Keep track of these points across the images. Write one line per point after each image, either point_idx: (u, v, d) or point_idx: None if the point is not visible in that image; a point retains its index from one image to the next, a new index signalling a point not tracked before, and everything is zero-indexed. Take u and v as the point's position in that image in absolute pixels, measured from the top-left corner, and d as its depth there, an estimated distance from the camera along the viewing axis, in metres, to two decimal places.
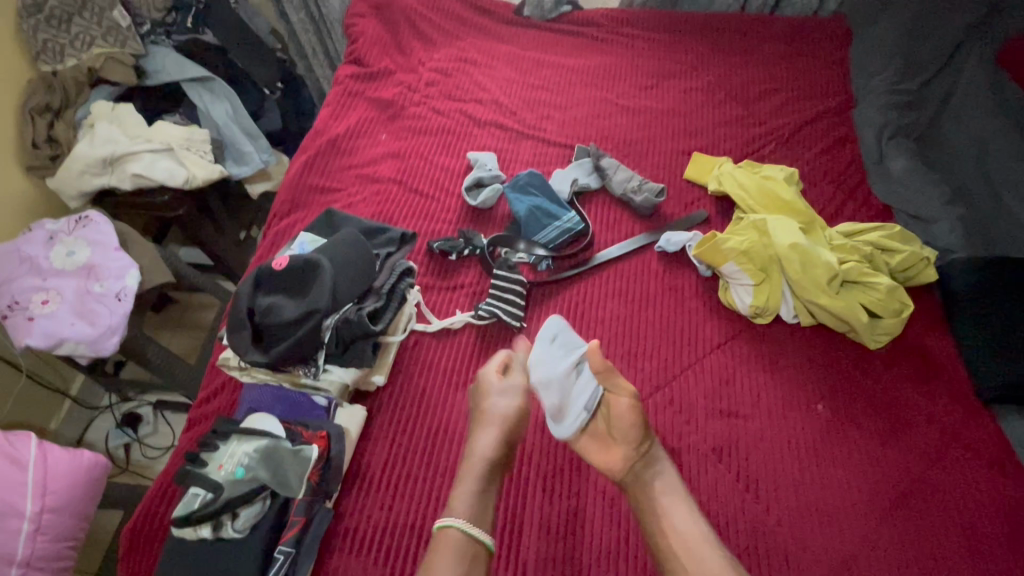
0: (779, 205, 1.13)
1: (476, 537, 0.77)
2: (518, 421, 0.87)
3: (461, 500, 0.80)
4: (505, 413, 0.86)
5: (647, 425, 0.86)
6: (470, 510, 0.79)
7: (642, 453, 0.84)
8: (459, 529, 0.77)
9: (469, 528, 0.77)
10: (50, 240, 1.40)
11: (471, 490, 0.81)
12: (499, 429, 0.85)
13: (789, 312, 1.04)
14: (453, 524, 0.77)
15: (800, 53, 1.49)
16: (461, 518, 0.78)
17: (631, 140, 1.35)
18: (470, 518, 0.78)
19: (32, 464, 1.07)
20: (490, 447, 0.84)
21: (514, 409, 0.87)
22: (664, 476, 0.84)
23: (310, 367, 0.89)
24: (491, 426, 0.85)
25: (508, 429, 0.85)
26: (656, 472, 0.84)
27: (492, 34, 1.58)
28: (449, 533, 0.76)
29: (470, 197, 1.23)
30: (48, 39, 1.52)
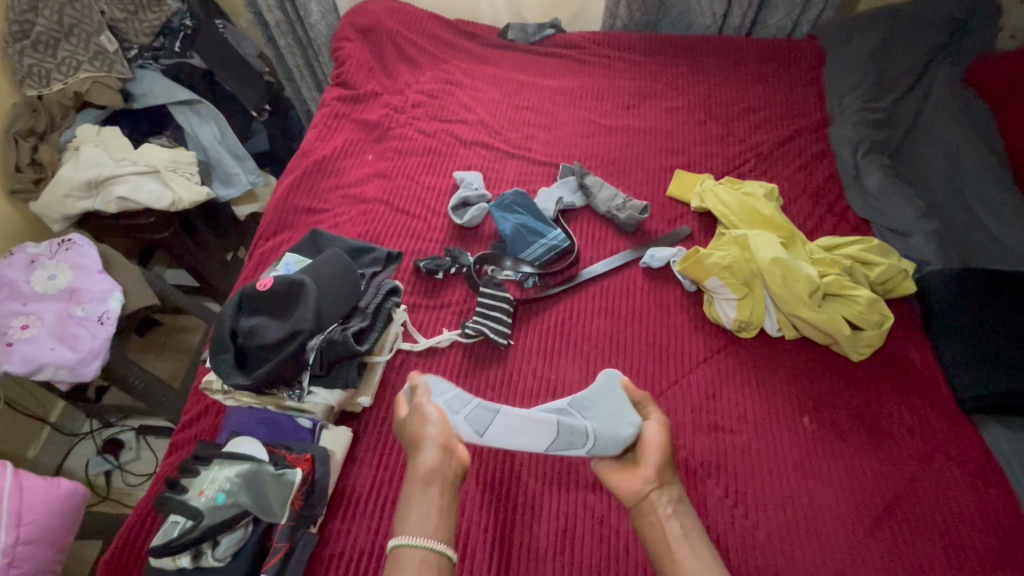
0: (760, 219, 1.14)
1: (424, 546, 0.71)
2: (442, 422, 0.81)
3: (412, 518, 0.74)
4: (432, 418, 0.81)
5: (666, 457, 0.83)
6: (421, 522, 0.73)
7: (662, 477, 0.81)
8: (414, 546, 0.71)
9: (420, 540, 0.71)
10: (31, 264, 1.38)
11: (417, 500, 0.75)
12: (432, 438, 0.79)
13: (773, 326, 1.05)
14: (403, 543, 0.71)
15: (776, 73, 1.54)
16: (412, 534, 0.72)
17: (614, 159, 1.37)
18: (419, 529, 0.73)
19: (8, 494, 1.04)
20: (430, 457, 0.78)
21: (438, 412, 0.82)
22: (683, 506, 0.79)
23: (294, 390, 0.88)
24: (429, 442, 0.79)
25: (443, 434, 0.80)
26: (678, 500, 0.80)
27: (477, 56, 1.61)
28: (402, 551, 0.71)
29: (456, 215, 1.24)
30: (34, 64, 1.51)
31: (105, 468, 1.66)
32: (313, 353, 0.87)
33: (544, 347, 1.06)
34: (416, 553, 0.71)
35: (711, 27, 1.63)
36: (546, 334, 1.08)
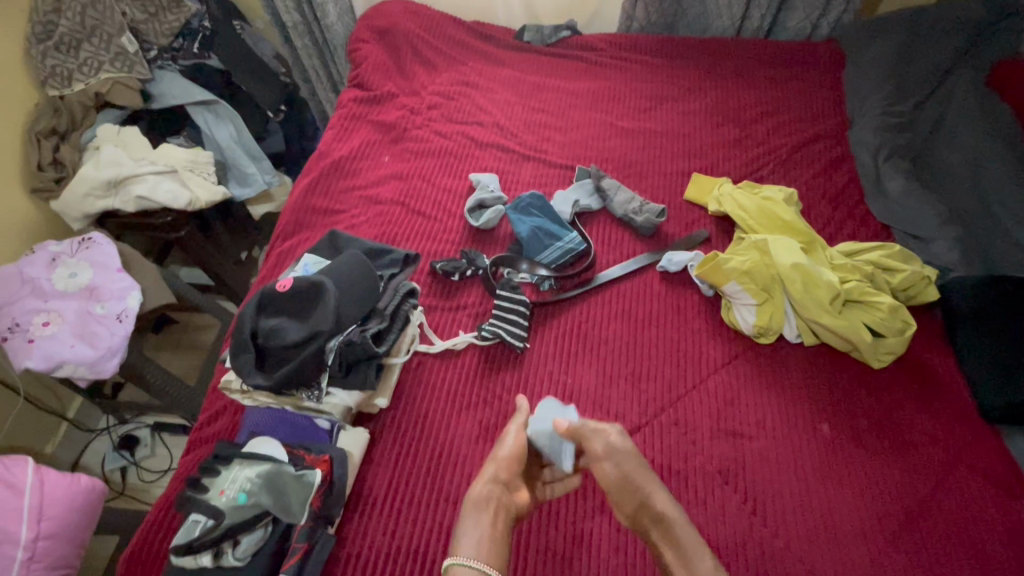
0: (779, 225, 1.13)
1: (476, 568, 0.64)
2: (519, 457, 0.77)
3: (464, 540, 0.67)
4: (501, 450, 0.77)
5: (626, 476, 0.74)
6: (474, 543, 0.67)
7: (636, 497, 0.73)
8: (464, 566, 0.64)
9: (474, 564, 0.64)
10: (52, 261, 1.39)
11: (469, 526, 0.69)
12: (490, 469, 0.75)
13: (792, 332, 1.04)
14: (456, 562, 0.64)
15: (795, 76, 1.53)
16: (466, 556, 0.65)
17: (631, 161, 1.37)
18: (472, 552, 0.65)
19: (29, 490, 1.05)
20: (483, 483, 0.73)
21: (513, 449, 0.78)
22: (670, 520, 0.71)
23: (313, 391, 0.87)
24: (487, 471, 0.75)
25: (505, 469, 0.75)
26: (659, 518, 0.72)
27: (493, 58, 1.61)
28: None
29: (472, 218, 1.24)
30: (56, 64, 1.54)
31: (121, 464, 1.68)
32: (331, 354, 0.87)
33: (561, 350, 1.06)
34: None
35: (729, 29, 1.62)
36: (562, 337, 1.08)
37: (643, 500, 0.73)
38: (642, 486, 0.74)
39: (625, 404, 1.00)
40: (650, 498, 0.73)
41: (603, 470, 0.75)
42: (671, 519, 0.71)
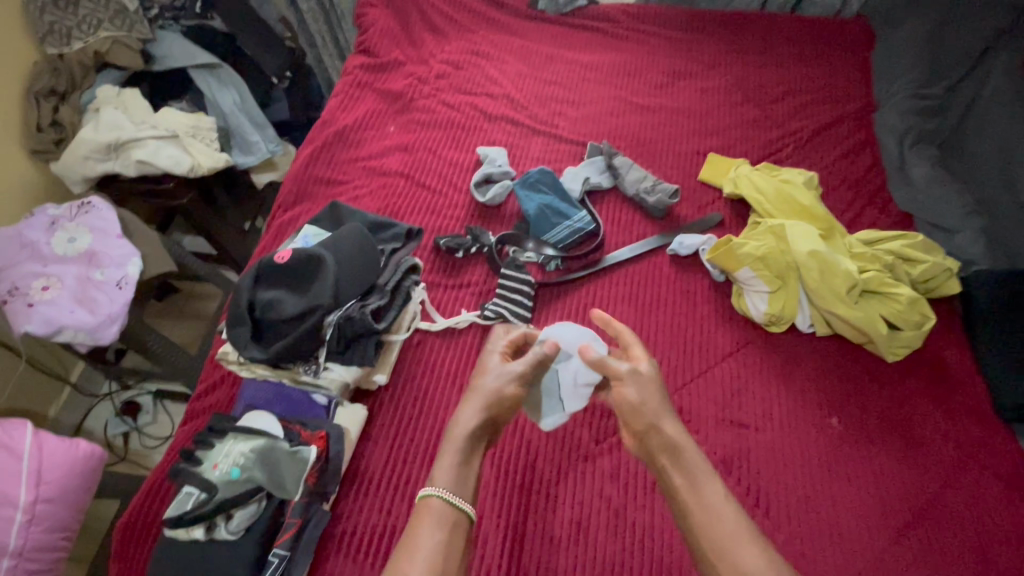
0: (798, 210, 1.08)
1: (454, 504, 0.69)
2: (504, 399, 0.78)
3: (444, 472, 0.71)
4: (494, 393, 0.77)
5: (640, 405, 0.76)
6: (455, 479, 0.70)
7: (646, 422, 0.75)
8: (444, 500, 0.69)
9: (453, 498, 0.69)
10: (51, 225, 1.37)
11: (452, 461, 0.72)
12: (478, 406, 0.76)
13: (805, 321, 1.01)
14: (435, 494, 0.69)
15: (821, 54, 1.45)
16: (443, 487, 0.70)
17: (645, 139, 1.32)
18: (451, 485, 0.70)
19: (28, 454, 1.05)
20: (474, 420, 0.75)
21: (508, 395, 0.78)
22: (682, 448, 0.72)
23: (311, 364, 0.86)
24: (477, 403, 0.76)
25: (494, 406, 0.77)
26: (671, 446, 0.73)
27: (505, 27, 1.54)
28: (431, 502, 0.68)
29: (478, 193, 1.20)
30: (54, 21, 1.49)
31: (123, 429, 1.69)
32: (330, 329, 0.85)
33: None
34: (444, 506, 0.68)
35: (753, 2, 1.54)
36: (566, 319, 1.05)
37: (654, 425, 0.75)
38: (657, 414, 0.75)
39: None
40: (660, 422, 0.75)
41: (622, 400, 0.78)
42: (681, 448, 0.72)
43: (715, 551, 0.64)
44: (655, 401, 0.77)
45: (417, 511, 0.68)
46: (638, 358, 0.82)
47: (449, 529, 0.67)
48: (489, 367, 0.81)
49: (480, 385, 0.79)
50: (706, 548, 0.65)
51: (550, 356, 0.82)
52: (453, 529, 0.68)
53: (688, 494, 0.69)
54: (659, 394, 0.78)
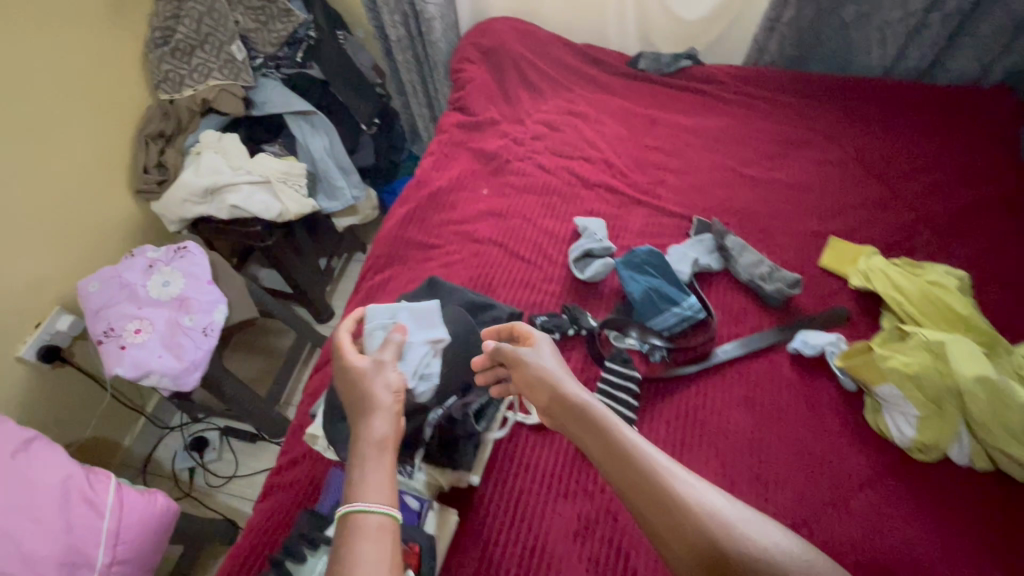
0: (950, 318, 0.94)
1: (379, 510, 0.59)
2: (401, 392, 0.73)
3: (367, 480, 0.62)
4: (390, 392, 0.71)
5: (540, 378, 0.76)
6: (379, 483, 0.62)
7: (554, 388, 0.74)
8: (368, 509, 0.59)
9: (376, 503, 0.60)
10: (148, 267, 1.40)
11: (371, 465, 0.64)
12: (385, 407, 0.69)
13: (961, 454, 0.86)
14: (361, 507, 0.59)
15: (961, 126, 1.30)
16: (369, 494, 0.61)
17: (757, 217, 1.21)
18: (374, 489, 0.61)
19: (108, 512, 1.03)
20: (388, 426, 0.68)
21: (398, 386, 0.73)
22: (585, 404, 0.71)
23: (406, 465, 0.82)
24: (384, 409, 0.69)
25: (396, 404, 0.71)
26: (578, 406, 0.71)
27: (604, 87, 1.49)
28: (367, 517, 0.58)
29: (576, 268, 1.13)
30: (171, 69, 1.57)
31: (189, 464, 1.70)
32: (429, 428, 0.83)
33: (673, 438, 0.93)
34: (372, 517, 0.59)
35: (877, 67, 1.42)
36: (673, 424, 0.95)
37: (558, 388, 0.74)
38: (558, 378, 0.75)
39: None
40: (561, 384, 0.74)
41: (526, 377, 0.77)
42: (586, 404, 0.71)
43: (638, 476, 0.62)
44: (555, 369, 0.76)
45: (345, 531, 0.58)
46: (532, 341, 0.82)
47: (378, 535, 0.57)
48: (364, 373, 0.74)
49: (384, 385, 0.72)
50: (629, 480, 0.62)
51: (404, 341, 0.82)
52: (390, 531, 0.59)
53: (596, 443, 0.67)
54: (558, 366, 0.78)
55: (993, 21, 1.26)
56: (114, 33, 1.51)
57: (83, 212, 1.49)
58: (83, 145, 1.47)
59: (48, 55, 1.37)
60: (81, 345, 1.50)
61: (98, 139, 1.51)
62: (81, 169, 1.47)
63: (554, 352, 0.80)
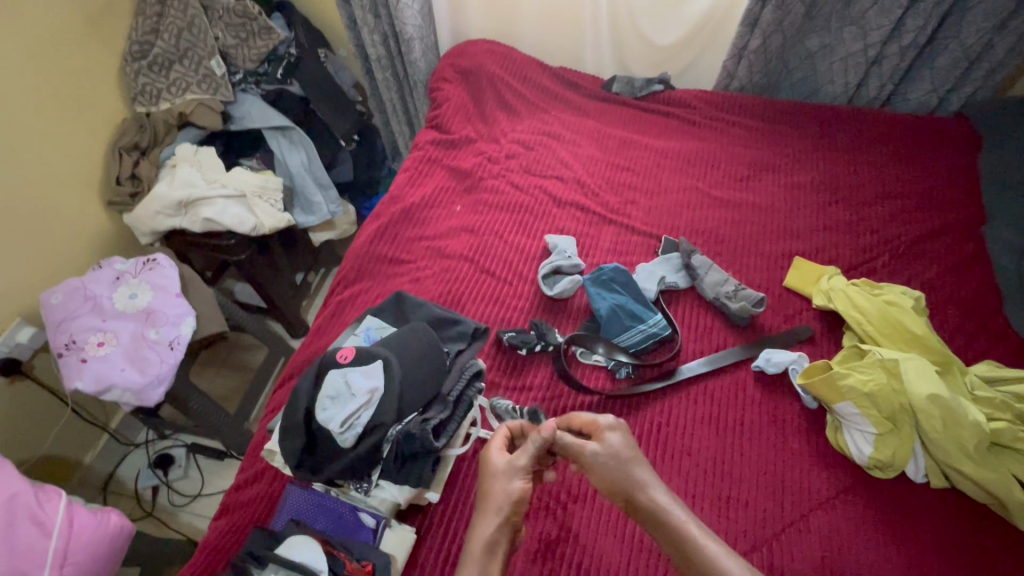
0: (907, 338, 0.97)
1: None
2: (523, 500, 0.71)
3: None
4: (508, 491, 0.71)
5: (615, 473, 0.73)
6: None
7: (624, 486, 0.72)
8: None
9: None
10: (116, 279, 1.38)
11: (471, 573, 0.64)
12: (502, 508, 0.70)
13: (918, 471, 0.87)
14: None
15: (917, 154, 1.35)
16: None
17: (724, 237, 1.24)
18: None
19: (57, 530, 1.00)
20: (493, 530, 0.68)
21: (519, 490, 0.71)
22: (661, 507, 0.69)
23: (362, 483, 0.79)
24: (497, 509, 0.70)
25: (514, 508, 0.70)
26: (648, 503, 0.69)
27: (578, 109, 1.53)
28: None
29: (546, 285, 1.14)
30: (148, 83, 1.59)
31: (153, 483, 1.64)
32: (388, 444, 0.78)
33: None
34: None
35: (840, 96, 1.47)
36: (638, 442, 0.95)
37: (628, 486, 0.71)
38: (628, 471, 0.72)
39: None
40: (633, 479, 0.72)
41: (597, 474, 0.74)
42: (659, 505, 0.69)
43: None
44: (628, 460, 0.74)
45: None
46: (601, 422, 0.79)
47: None
48: (491, 469, 0.75)
49: (507, 479, 0.73)
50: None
51: (322, 393, 0.77)
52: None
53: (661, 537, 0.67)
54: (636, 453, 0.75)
55: (948, 54, 1.32)
56: (91, 46, 1.52)
57: (51, 222, 1.47)
58: (53, 155, 1.46)
59: (23, 66, 1.37)
60: (43, 358, 1.47)
61: (70, 149, 1.50)
62: (52, 180, 1.46)
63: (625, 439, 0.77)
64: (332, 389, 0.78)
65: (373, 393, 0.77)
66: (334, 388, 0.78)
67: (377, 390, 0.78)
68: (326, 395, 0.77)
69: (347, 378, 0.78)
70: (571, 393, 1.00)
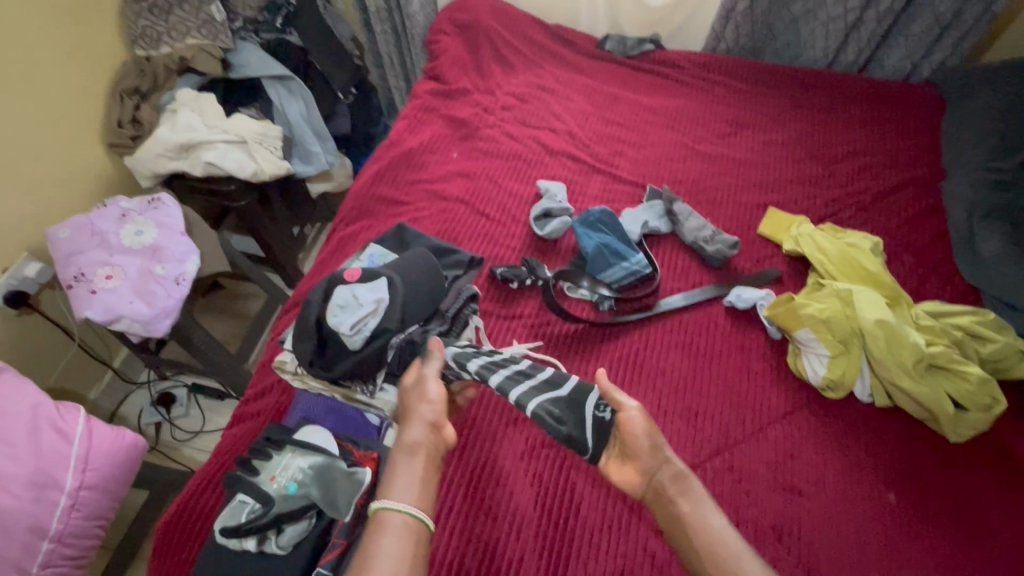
0: (862, 275, 1.08)
1: (405, 511, 0.70)
2: (440, 402, 0.80)
3: (396, 483, 0.73)
4: (431, 399, 0.80)
5: (657, 440, 0.78)
6: (404, 487, 0.72)
7: (656, 456, 0.78)
8: (396, 510, 0.70)
9: (399, 506, 0.70)
10: (121, 217, 1.43)
11: (406, 472, 0.74)
12: (421, 415, 0.78)
13: (864, 390, 0.98)
14: (388, 507, 0.70)
15: (888, 117, 1.44)
16: (402, 501, 0.71)
17: (705, 188, 1.32)
18: (399, 494, 0.71)
19: (78, 438, 1.07)
20: (421, 435, 0.77)
21: (439, 395, 0.80)
22: (682, 481, 0.76)
23: (368, 385, 0.88)
24: (420, 419, 0.78)
25: (434, 413, 0.79)
26: (674, 477, 0.77)
27: (571, 65, 1.58)
28: (390, 517, 0.70)
29: (537, 226, 1.21)
30: (148, 26, 1.61)
31: (156, 420, 1.70)
32: (392, 351, 0.87)
33: (616, 377, 1.02)
34: (398, 516, 0.70)
35: (821, 61, 1.54)
36: (617, 364, 1.04)
37: (638, 447, 0.78)
38: (654, 440, 0.78)
39: (678, 441, 0.95)
40: (661, 447, 0.78)
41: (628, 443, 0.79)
42: (683, 472, 0.77)
43: None
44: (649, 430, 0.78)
45: (373, 524, 0.69)
46: (624, 400, 0.80)
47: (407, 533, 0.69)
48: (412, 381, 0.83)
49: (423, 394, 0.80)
50: None
51: (333, 304, 0.86)
52: (415, 534, 0.69)
53: (664, 509, 0.76)
54: (657, 432, 0.79)
55: (922, 21, 1.39)
56: None
57: (54, 160, 1.51)
58: (56, 94, 1.48)
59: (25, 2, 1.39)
60: (48, 293, 1.51)
61: (71, 89, 1.52)
62: (57, 119, 1.50)
63: (647, 420, 0.79)
64: (341, 300, 0.86)
65: (380, 302, 0.86)
66: (344, 301, 0.86)
67: (382, 301, 0.87)
68: (338, 307, 0.85)
69: (355, 291, 0.87)
70: (558, 321, 1.09)
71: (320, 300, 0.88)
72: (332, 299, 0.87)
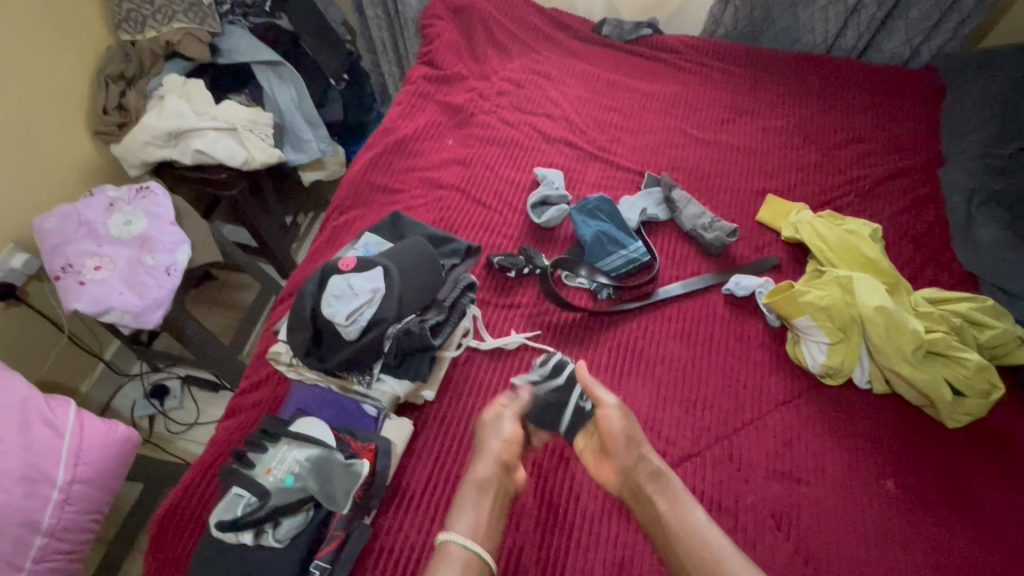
0: (861, 262, 1.07)
1: (470, 548, 0.71)
2: (512, 442, 0.81)
3: (461, 518, 0.74)
4: (504, 437, 0.81)
5: (634, 438, 0.80)
6: (470, 523, 0.73)
7: (632, 454, 0.79)
8: (460, 544, 0.71)
9: (468, 543, 0.71)
10: (109, 206, 1.40)
11: (467, 507, 0.75)
12: (493, 453, 0.79)
13: (863, 377, 0.98)
14: (452, 539, 0.72)
15: (887, 103, 1.42)
16: (462, 533, 0.72)
17: (703, 175, 1.31)
18: (467, 531, 0.72)
19: (69, 432, 1.05)
20: (489, 470, 0.78)
21: (513, 434, 0.82)
22: (661, 479, 0.77)
23: (364, 375, 0.88)
24: (490, 453, 0.79)
25: (507, 453, 0.80)
26: (652, 474, 0.77)
27: (568, 50, 1.56)
28: (450, 549, 0.71)
29: (534, 214, 1.20)
30: (133, 9, 1.55)
31: (149, 412, 1.69)
32: (388, 342, 0.85)
33: (615, 365, 1.01)
34: (462, 551, 0.71)
35: (820, 45, 1.53)
36: (616, 353, 1.03)
37: (617, 446, 0.80)
38: (631, 437, 0.80)
39: (677, 430, 0.94)
40: (638, 445, 0.80)
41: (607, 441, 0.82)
42: (661, 470, 0.78)
43: None
44: (625, 428, 0.81)
45: (437, 556, 0.71)
46: (603, 396, 0.84)
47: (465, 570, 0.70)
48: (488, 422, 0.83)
49: (497, 431, 0.82)
50: None
51: (328, 293, 0.84)
52: (473, 571, 0.70)
53: (644, 509, 0.76)
54: (634, 429, 0.81)
55: (921, 5, 1.38)
56: None
57: (39, 148, 1.47)
58: (40, 80, 1.44)
59: None
60: (36, 285, 1.49)
61: (55, 74, 1.48)
62: (40, 105, 1.45)
63: (624, 418, 0.82)
64: (336, 289, 0.85)
65: (375, 291, 0.85)
66: (339, 289, 0.84)
67: (378, 290, 0.85)
68: (333, 296, 0.84)
69: (350, 280, 0.85)
70: (556, 310, 1.08)
71: (314, 290, 0.87)
72: (326, 289, 0.85)
